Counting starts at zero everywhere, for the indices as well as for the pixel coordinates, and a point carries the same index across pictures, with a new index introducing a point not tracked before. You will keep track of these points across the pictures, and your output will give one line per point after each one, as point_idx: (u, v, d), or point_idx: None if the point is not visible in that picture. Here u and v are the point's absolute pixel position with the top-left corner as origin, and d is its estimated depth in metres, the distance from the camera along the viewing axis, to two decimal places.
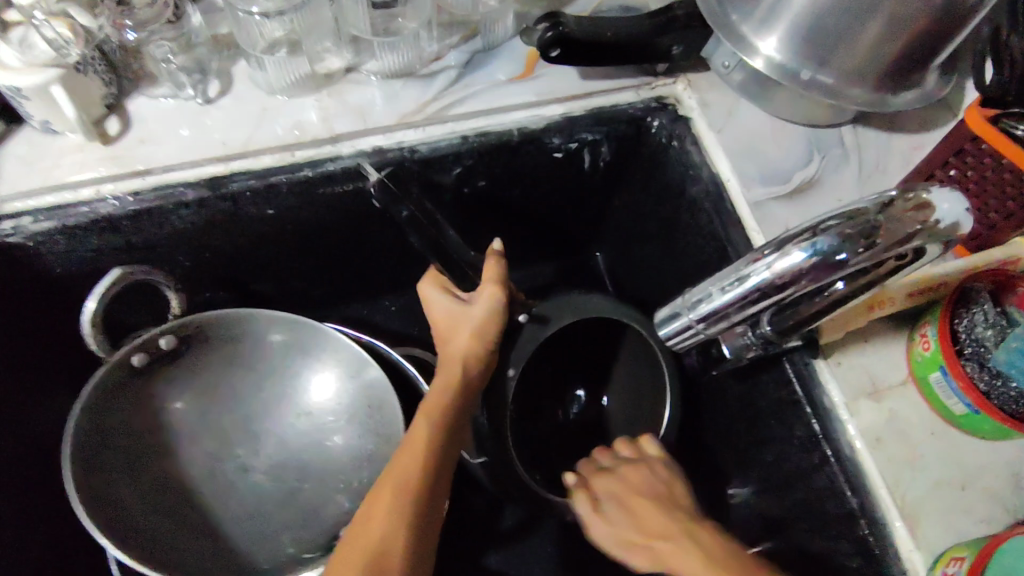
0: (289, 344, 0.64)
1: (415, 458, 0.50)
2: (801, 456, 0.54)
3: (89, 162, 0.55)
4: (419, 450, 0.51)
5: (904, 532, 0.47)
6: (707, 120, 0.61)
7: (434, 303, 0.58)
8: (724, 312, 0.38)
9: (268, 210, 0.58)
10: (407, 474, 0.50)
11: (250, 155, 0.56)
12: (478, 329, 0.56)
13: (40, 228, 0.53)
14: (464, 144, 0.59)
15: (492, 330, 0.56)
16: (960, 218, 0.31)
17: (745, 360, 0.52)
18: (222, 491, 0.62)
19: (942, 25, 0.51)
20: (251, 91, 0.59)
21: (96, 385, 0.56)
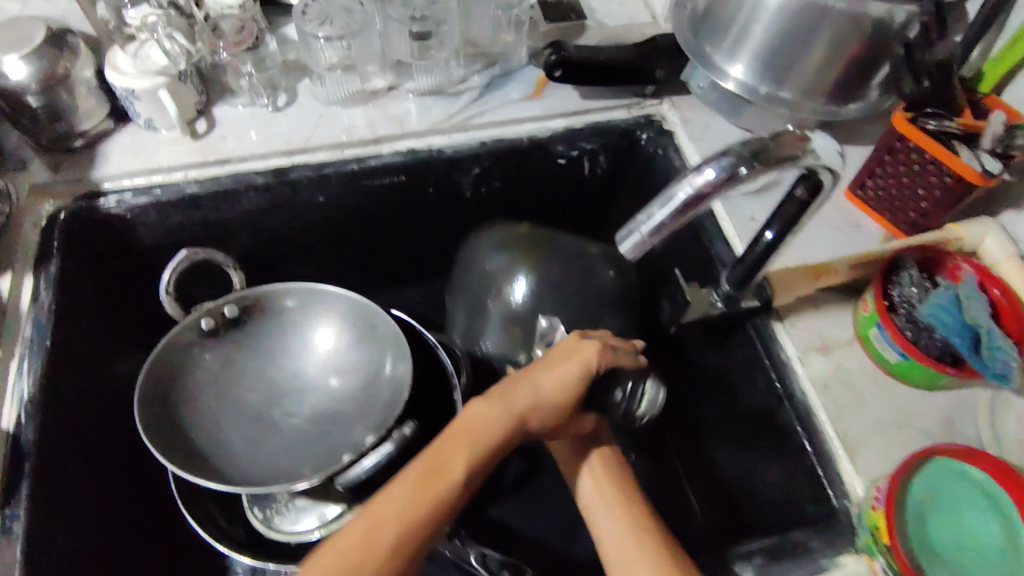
0: (326, 312, 0.73)
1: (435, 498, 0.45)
2: (763, 406, 0.62)
3: (180, 152, 0.68)
4: (445, 488, 0.46)
5: (846, 459, 0.56)
6: (688, 133, 0.73)
7: (570, 364, 0.51)
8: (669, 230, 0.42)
9: (318, 198, 0.71)
10: (422, 510, 0.45)
11: (308, 151, 0.70)
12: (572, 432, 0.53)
13: (137, 203, 0.66)
14: (482, 149, 0.72)
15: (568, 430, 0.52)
16: (826, 150, 0.41)
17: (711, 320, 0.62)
18: (268, 431, 0.71)
19: (873, 52, 0.62)
20: (311, 102, 0.73)
21: (168, 341, 0.67)
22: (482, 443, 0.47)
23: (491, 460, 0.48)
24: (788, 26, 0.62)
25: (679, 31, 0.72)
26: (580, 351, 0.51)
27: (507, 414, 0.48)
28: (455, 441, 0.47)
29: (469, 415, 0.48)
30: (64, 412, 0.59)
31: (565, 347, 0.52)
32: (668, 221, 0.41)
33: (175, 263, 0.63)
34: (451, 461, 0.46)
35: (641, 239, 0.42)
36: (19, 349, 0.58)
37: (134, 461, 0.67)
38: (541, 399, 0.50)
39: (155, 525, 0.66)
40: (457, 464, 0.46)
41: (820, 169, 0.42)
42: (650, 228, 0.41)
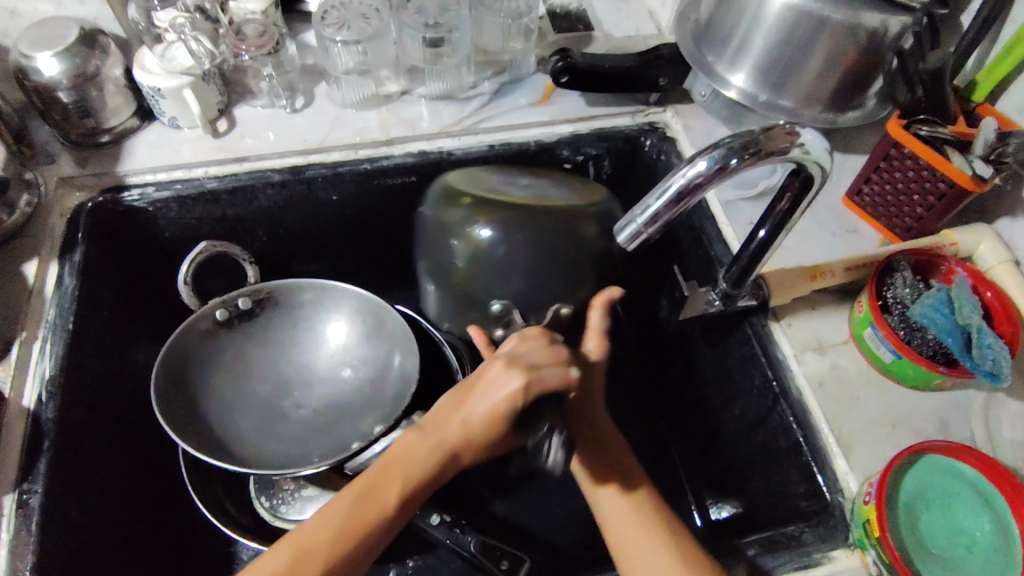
0: (338, 308, 0.76)
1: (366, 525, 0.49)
2: (759, 405, 0.63)
3: (201, 149, 0.71)
4: (375, 512, 0.50)
5: (840, 457, 0.56)
6: (690, 140, 0.75)
7: (500, 382, 0.50)
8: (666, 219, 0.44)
9: (332, 197, 0.74)
10: (357, 532, 0.49)
11: (324, 151, 0.72)
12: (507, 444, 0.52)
13: (158, 196, 0.69)
14: (491, 151, 0.74)
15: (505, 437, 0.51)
16: (813, 143, 0.43)
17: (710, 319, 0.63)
18: (277, 421, 0.72)
19: (869, 60, 0.64)
20: (328, 105, 0.76)
21: (185, 328, 0.69)
22: (419, 449, 0.51)
23: (424, 490, 0.52)
24: (787, 36, 0.64)
25: (682, 42, 0.74)
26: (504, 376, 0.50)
27: (436, 445, 0.52)
28: (387, 471, 0.51)
29: (404, 447, 0.52)
30: (83, 392, 0.61)
31: (495, 376, 0.51)
32: (663, 212, 0.42)
33: (194, 254, 0.66)
34: (384, 491, 0.51)
35: (638, 229, 0.44)
36: (43, 330, 0.60)
37: (147, 445, 0.69)
38: (474, 408, 0.51)
39: (165, 509, 0.68)
40: (391, 493, 0.50)
41: (810, 163, 0.44)
42: (646, 218, 0.43)
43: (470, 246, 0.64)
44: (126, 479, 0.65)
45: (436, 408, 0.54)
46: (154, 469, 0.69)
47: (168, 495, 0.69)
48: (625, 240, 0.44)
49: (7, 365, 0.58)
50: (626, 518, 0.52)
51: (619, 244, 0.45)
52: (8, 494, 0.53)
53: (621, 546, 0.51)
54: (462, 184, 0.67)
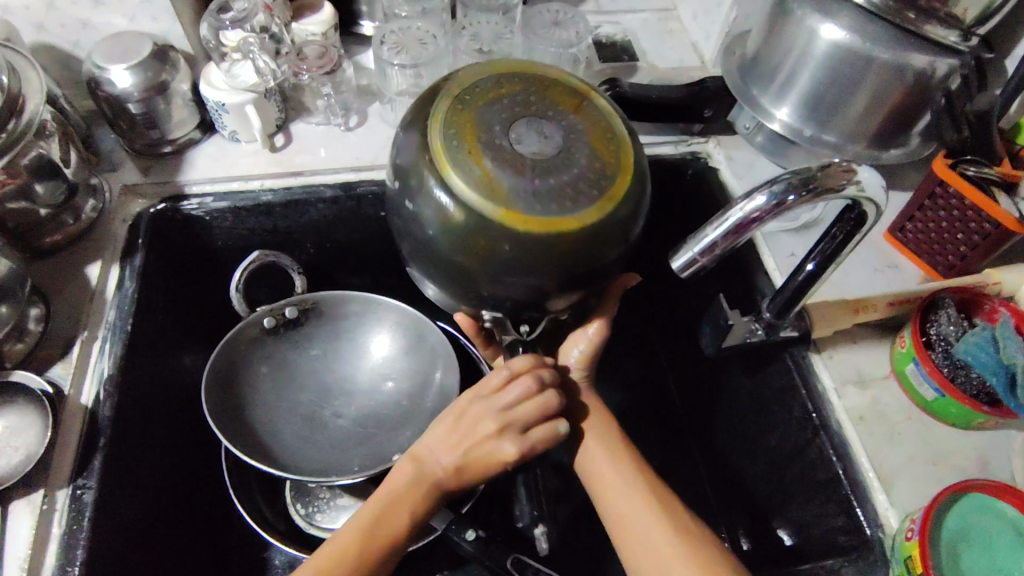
0: (380, 322, 0.78)
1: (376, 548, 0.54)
2: (797, 435, 0.63)
3: (259, 162, 0.74)
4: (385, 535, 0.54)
5: (881, 492, 0.56)
6: (732, 170, 0.77)
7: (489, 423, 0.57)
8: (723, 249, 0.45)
9: (381, 213, 0.76)
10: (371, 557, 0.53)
11: (375, 168, 0.75)
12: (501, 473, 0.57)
13: (217, 206, 0.72)
14: None
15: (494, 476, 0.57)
16: (871, 181, 0.43)
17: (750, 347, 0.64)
18: (317, 427, 0.73)
19: (916, 99, 0.65)
20: (381, 125, 0.78)
21: (234, 334, 0.72)
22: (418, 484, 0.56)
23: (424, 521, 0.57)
24: (835, 73, 0.66)
25: (728, 75, 0.76)
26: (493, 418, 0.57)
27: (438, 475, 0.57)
28: (392, 499, 0.56)
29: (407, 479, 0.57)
30: (136, 393, 0.63)
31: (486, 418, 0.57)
32: (717, 244, 0.44)
33: (247, 263, 0.70)
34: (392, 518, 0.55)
35: (694, 257, 0.45)
36: (102, 331, 0.62)
37: (191, 448, 0.71)
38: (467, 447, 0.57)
39: (203, 510, 0.70)
40: (397, 525, 0.55)
41: (868, 199, 0.45)
42: (703, 248, 0.44)
43: (460, 242, 0.51)
44: (171, 480, 0.66)
45: (432, 438, 0.59)
46: (195, 471, 0.70)
47: (208, 498, 0.71)
48: (680, 268, 0.46)
49: (68, 363, 0.60)
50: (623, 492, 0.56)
51: (675, 271, 0.47)
52: (63, 487, 0.54)
53: (616, 517, 0.55)
54: (446, 151, 0.51)
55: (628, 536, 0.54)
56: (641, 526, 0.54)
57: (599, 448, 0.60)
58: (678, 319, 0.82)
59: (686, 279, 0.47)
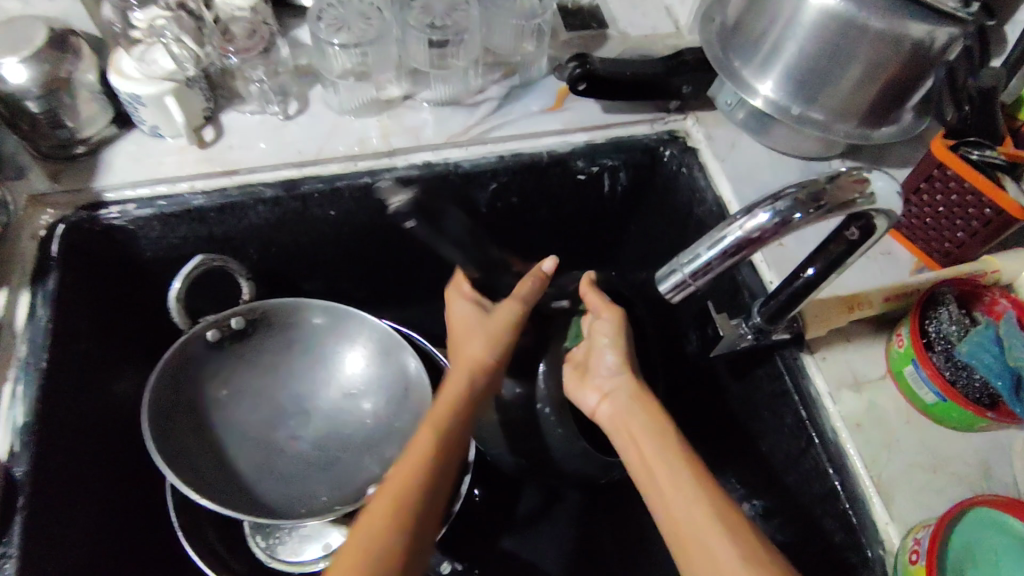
0: (342, 331, 0.72)
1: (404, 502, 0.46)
2: (791, 443, 0.60)
3: (186, 161, 0.65)
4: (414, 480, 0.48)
5: (880, 506, 0.53)
6: (713, 151, 0.71)
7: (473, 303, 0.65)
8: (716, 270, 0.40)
9: (330, 212, 0.69)
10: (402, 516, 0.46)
11: (320, 163, 0.67)
12: (493, 333, 0.60)
13: (141, 214, 0.63)
14: (500, 163, 0.70)
15: (498, 330, 0.60)
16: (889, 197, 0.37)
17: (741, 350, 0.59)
18: (273, 454, 0.67)
19: (913, 70, 0.59)
20: (324, 111, 0.70)
21: (175, 351, 0.64)
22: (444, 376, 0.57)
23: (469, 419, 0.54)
24: (825, 46, 0.59)
25: (707, 45, 0.69)
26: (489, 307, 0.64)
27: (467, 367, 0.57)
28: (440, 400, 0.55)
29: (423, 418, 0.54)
30: (58, 439, 0.56)
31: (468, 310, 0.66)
32: (712, 268, 0.39)
33: (190, 269, 0.62)
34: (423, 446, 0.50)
35: (683, 280, 0.40)
36: (14, 371, 0.55)
37: (134, 486, 0.65)
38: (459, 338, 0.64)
39: (148, 557, 0.64)
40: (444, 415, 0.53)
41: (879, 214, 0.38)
42: (693, 271, 0.39)
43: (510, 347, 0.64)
44: (108, 529, 0.60)
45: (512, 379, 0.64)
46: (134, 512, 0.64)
47: (152, 542, 0.65)
48: (666, 291, 0.41)
49: None
50: (672, 477, 0.48)
51: (663, 293, 0.42)
52: None
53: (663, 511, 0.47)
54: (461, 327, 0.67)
55: (676, 526, 0.46)
56: (685, 514, 0.46)
57: (652, 444, 0.51)
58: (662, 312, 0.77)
59: (676, 303, 0.42)
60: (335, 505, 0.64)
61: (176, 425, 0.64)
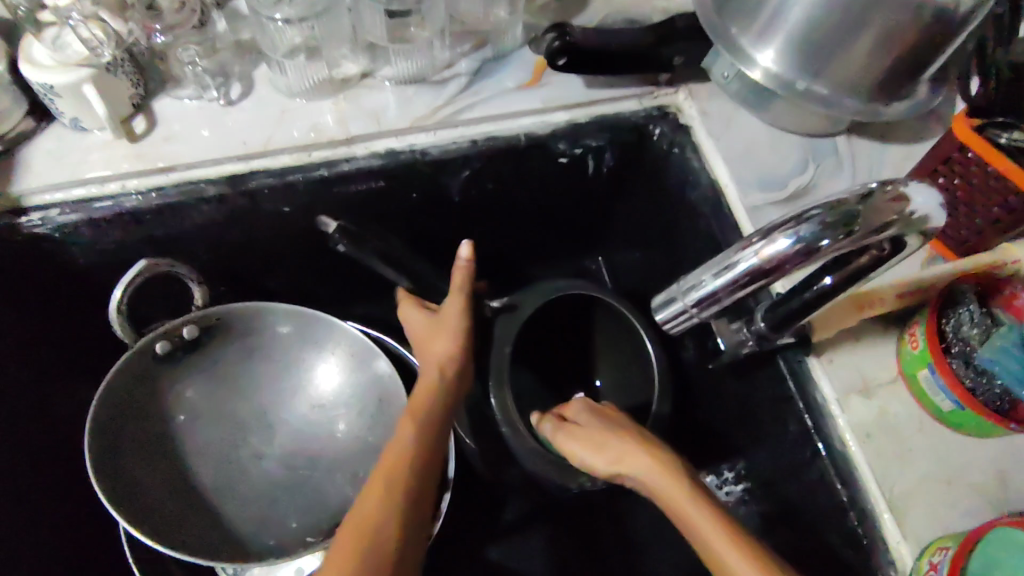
0: (306, 338, 0.65)
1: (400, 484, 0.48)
2: (796, 452, 0.56)
3: (115, 157, 0.57)
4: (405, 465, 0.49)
5: (892, 524, 0.49)
6: (707, 128, 0.64)
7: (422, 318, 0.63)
8: (718, 297, 0.37)
9: (284, 209, 0.62)
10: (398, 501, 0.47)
11: (269, 155, 0.59)
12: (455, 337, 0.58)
13: (66, 220, 0.56)
14: (473, 148, 0.62)
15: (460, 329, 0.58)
16: (934, 211, 0.32)
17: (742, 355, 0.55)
18: (235, 476, 0.62)
19: (932, 36, 0.53)
20: (271, 94, 0.62)
21: (118, 370, 0.57)
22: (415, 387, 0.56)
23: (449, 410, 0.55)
24: (835, 11, 0.52)
25: (701, 9, 0.61)
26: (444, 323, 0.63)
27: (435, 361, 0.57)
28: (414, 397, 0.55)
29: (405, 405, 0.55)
30: None
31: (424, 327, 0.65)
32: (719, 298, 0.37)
33: (132, 275, 0.56)
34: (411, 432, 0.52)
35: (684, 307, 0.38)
36: None
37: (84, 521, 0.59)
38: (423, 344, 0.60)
39: None
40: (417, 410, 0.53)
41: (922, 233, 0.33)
42: (697, 300, 0.37)
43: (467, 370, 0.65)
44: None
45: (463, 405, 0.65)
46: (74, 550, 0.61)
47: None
48: (665, 321, 0.40)
49: None
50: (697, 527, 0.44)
51: (660, 321, 0.41)
52: None
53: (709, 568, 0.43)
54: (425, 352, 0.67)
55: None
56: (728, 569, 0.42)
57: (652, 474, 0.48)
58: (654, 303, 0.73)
59: (672, 331, 0.41)
60: (307, 537, 0.59)
61: (126, 452, 0.58)
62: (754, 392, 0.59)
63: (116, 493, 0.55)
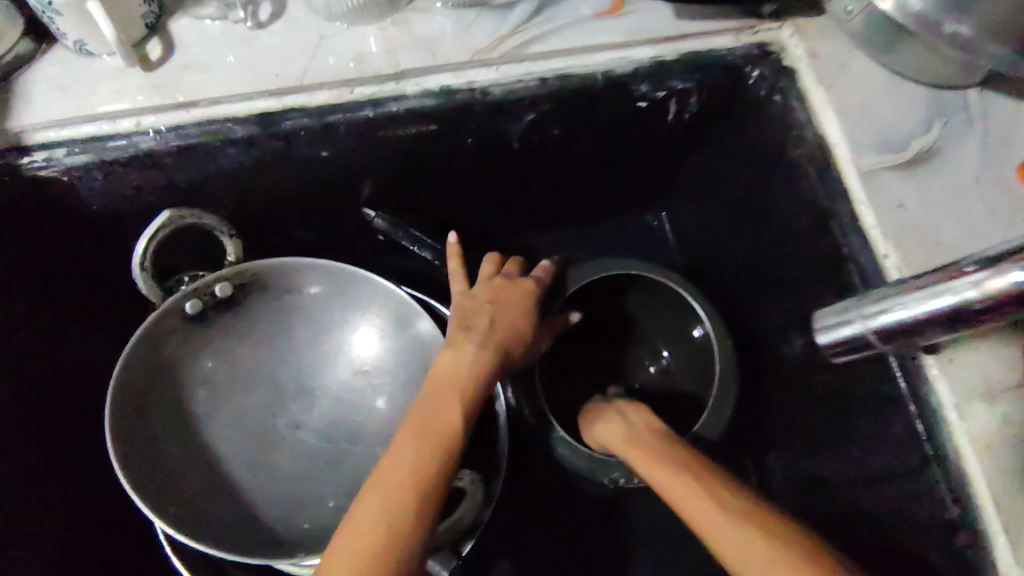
0: (349, 298, 0.58)
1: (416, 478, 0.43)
2: (895, 455, 0.50)
3: (127, 89, 0.49)
4: (426, 448, 0.44)
5: (1006, 549, 0.44)
6: (816, 72, 0.54)
7: (475, 343, 0.50)
8: (915, 326, 0.40)
9: (322, 152, 0.54)
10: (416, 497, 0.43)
11: (305, 90, 0.50)
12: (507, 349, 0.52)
13: (75, 161, 0.49)
14: (542, 88, 0.53)
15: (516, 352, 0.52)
16: None
17: (856, 350, 0.45)
18: (271, 448, 0.57)
19: None
20: (307, 16, 0.51)
21: (146, 330, 0.51)
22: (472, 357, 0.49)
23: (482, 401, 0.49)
24: None
25: None
26: (477, 308, 0.54)
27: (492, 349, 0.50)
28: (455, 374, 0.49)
29: (447, 365, 0.49)
30: None
31: (452, 325, 0.53)
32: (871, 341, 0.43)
33: (152, 231, 0.50)
34: (444, 407, 0.47)
35: (863, 333, 0.43)
36: None
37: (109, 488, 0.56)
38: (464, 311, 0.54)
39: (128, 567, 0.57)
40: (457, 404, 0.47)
41: None
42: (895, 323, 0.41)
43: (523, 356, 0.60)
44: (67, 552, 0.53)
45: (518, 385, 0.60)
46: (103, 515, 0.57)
47: (131, 545, 0.58)
48: (831, 336, 0.45)
49: None
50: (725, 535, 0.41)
51: (823, 340, 0.46)
52: None
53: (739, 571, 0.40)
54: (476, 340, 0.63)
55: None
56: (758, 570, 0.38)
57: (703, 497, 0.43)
58: (739, 265, 0.66)
59: (842, 354, 0.45)
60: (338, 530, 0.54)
61: (152, 423, 0.53)
62: (850, 383, 0.53)
63: (148, 471, 0.51)
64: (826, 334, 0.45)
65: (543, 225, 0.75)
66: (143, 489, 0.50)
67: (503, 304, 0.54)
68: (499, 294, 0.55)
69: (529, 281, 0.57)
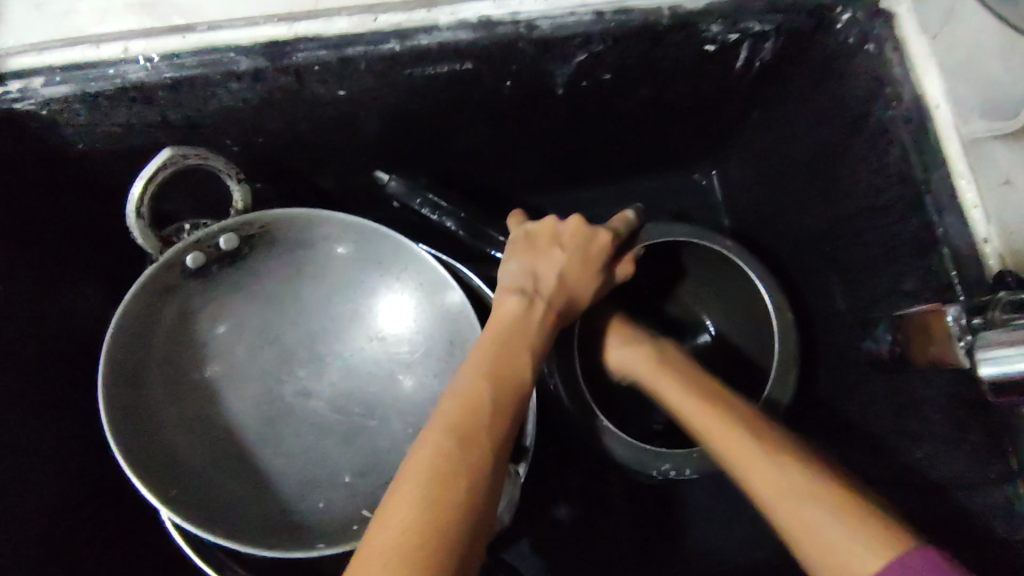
0: (367, 256, 0.52)
1: (488, 432, 0.37)
2: (969, 464, 0.45)
3: (114, 7, 0.42)
4: (500, 401, 0.39)
5: None
6: (918, 19, 0.46)
7: (541, 307, 0.46)
8: None
9: (339, 91, 0.47)
10: (491, 439, 0.37)
11: (321, 16, 0.42)
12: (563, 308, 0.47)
13: (54, 92, 0.42)
14: (597, 24, 0.45)
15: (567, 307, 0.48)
16: None
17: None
18: (281, 417, 0.53)
19: None
20: None
21: (139, 287, 0.46)
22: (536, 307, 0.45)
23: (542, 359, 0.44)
24: None
25: None
26: (545, 257, 0.49)
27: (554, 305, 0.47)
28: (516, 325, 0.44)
29: (507, 315, 0.45)
30: None
31: (516, 271, 0.48)
32: None
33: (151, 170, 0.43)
34: (513, 360, 0.42)
35: None
36: None
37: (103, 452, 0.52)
38: (527, 253, 0.49)
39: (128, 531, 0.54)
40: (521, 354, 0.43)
41: None
42: None
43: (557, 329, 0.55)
44: None
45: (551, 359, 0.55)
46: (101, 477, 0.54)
47: None
48: (1000, 370, 0.37)
49: None
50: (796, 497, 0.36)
51: (987, 373, 0.37)
52: None
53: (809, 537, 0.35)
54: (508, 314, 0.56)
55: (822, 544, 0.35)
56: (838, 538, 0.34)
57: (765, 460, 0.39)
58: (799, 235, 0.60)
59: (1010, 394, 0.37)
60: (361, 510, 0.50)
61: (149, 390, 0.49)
62: (921, 379, 0.48)
63: (142, 442, 0.47)
64: (997, 364, 0.36)
65: (582, 181, 0.69)
66: (136, 463, 0.46)
67: (572, 256, 0.49)
68: (573, 244, 0.50)
69: (605, 233, 0.51)
